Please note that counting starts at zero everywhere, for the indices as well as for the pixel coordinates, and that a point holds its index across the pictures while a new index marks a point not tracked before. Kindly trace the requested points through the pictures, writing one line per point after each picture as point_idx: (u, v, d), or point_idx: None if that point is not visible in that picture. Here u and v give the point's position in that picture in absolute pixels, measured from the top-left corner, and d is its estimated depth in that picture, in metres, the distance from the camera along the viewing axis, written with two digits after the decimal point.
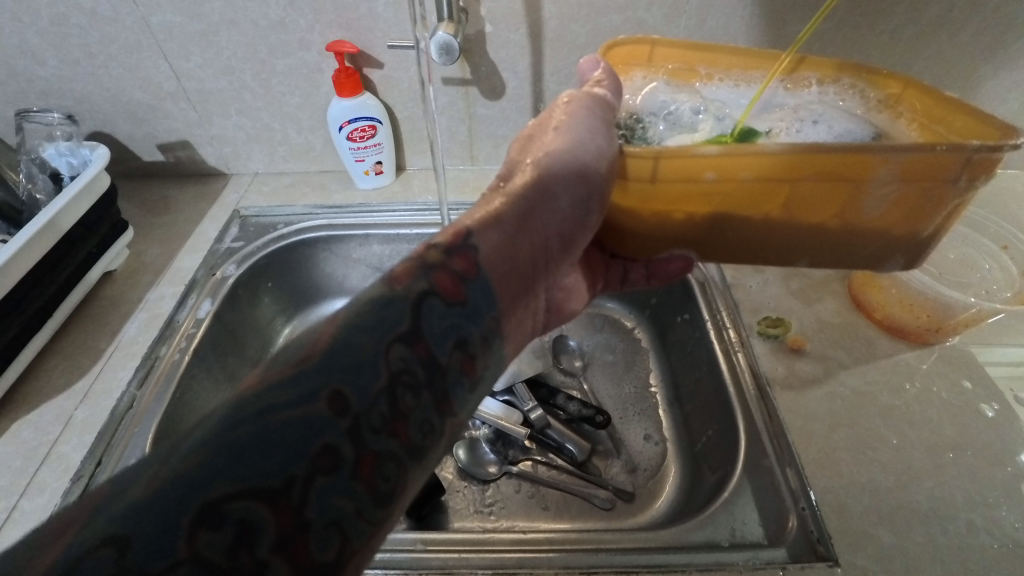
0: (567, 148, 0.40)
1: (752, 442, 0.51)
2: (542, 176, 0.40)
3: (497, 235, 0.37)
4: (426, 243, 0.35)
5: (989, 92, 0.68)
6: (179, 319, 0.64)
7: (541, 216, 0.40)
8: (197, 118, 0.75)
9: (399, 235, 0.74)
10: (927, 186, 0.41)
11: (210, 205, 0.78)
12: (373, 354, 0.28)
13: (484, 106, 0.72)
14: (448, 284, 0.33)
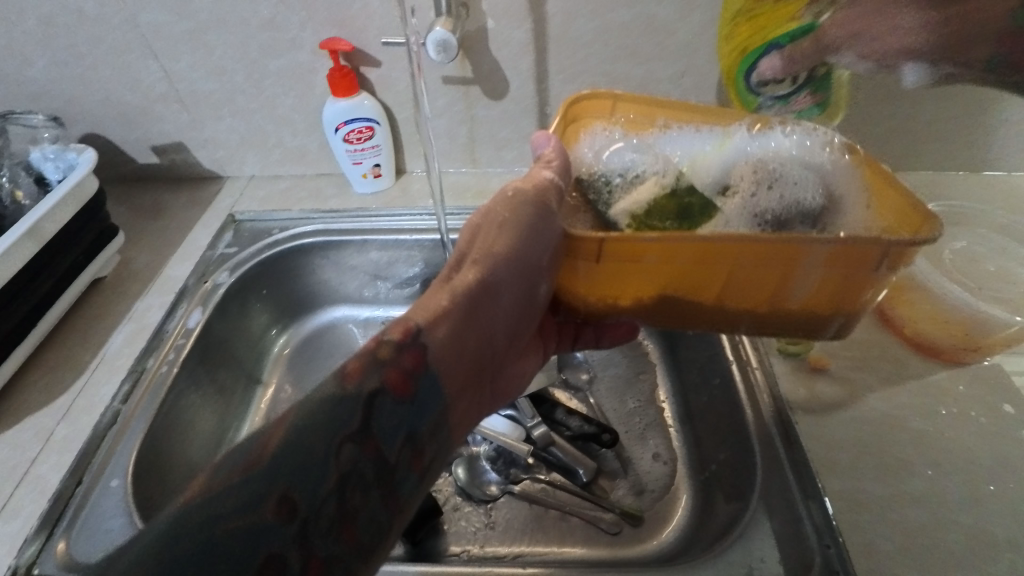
0: (508, 240, 0.41)
1: (772, 472, 0.48)
2: (487, 265, 0.41)
3: (446, 326, 0.38)
4: (379, 337, 0.36)
5: None
6: (167, 330, 0.61)
7: (489, 304, 0.41)
8: (190, 121, 0.73)
9: (397, 241, 0.71)
10: (852, 275, 0.39)
11: (203, 211, 0.75)
12: (323, 458, 0.31)
13: (485, 107, 0.69)
14: (398, 381, 0.34)
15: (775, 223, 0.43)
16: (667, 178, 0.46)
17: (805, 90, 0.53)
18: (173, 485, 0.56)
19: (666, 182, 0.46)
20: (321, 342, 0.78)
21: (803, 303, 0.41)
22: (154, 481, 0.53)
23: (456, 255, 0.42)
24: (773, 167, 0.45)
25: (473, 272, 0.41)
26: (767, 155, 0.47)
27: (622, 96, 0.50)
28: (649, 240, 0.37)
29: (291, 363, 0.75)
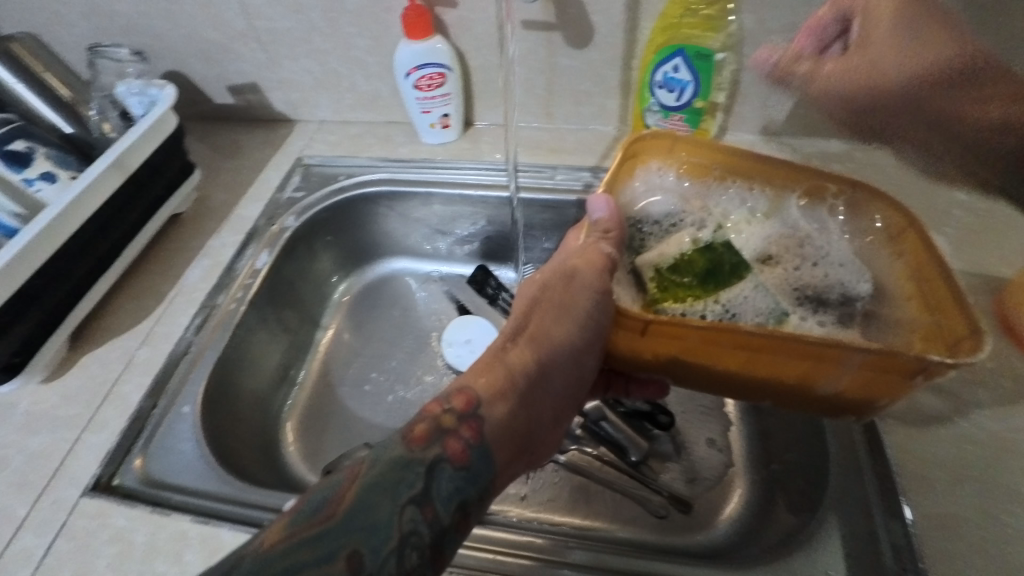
0: (566, 325, 0.42)
1: (848, 479, 0.44)
2: (542, 345, 0.42)
3: (504, 405, 0.39)
4: (441, 404, 0.38)
5: None
6: (238, 268, 0.63)
7: (545, 383, 0.42)
8: (266, 60, 0.72)
9: (463, 195, 0.69)
10: (888, 382, 0.35)
11: (275, 153, 0.76)
12: (389, 516, 0.32)
13: (567, 56, 0.64)
14: (457, 448, 0.36)
15: (815, 300, 0.41)
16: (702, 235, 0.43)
17: (681, 113, 0.60)
18: (239, 416, 0.59)
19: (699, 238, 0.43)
20: (380, 293, 0.78)
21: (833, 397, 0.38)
22: (222, 413, 0.56)
23: (514, 325, 0.44)
24: (820, 245, 0.44)
25: (528, 351, 0.42)
26: (812, 231, 0.44)
27: (684, 138, 0.44)
28: (695, 329, 0.35)
29: (351, 309, 0.77)
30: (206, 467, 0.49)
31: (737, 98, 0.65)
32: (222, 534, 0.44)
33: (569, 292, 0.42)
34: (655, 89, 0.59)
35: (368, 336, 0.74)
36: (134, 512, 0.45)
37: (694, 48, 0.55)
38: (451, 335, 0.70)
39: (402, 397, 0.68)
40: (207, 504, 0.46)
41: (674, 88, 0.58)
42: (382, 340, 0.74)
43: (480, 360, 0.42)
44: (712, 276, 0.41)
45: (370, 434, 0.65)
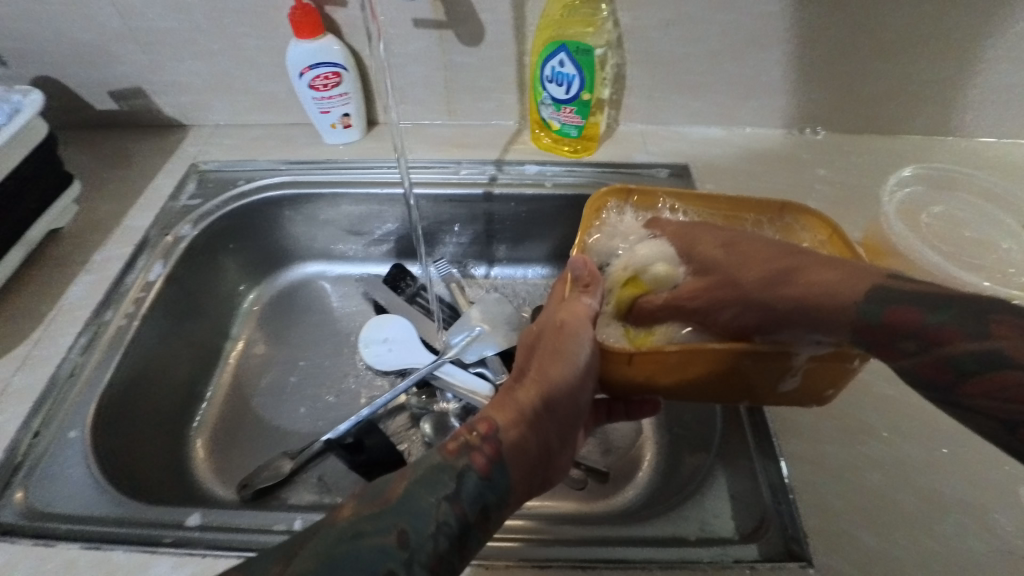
0: (569, 364, 0.40)
1: (732, 431, 0.49)
2: (550, 378, 0.39)
3: (524, 431, 0.37)
4: (466, 427, 0.37)
5: (1011, 42, 0.62)
6: (127, 282, 0.60)
7: (560, 413, 0.39)
8: (150, 63, 0.69)
9: (369, 194, 0.69)
10: (844, 370, 0.41)
11: (167, 159, 0.72)
12: (428, 505, 0.32)
13: (461, 53, 0.65)
14: (483, 462, 0.35)
15: None
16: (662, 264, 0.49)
17: (572, 104, 0.63)
18: (140, 438, 0.56)
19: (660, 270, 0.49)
20: (293, 299, 0.76)
21: (795, 392, 0.44)
22: (119, 435, 0.53)
23: (520, 365, 0.42)
24: None
25: (537, 383, 0.40)
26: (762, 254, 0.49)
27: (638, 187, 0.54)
28: (675, 352, 0.40)
29: (263, 318, 0.74)
30: (100, 493, 0.46)
31: (625, 90, 0.69)
32: (117, 557, 0.41)
33: (572, 329, 0.42)
34: (546, 83, 0.62)
35: (283, 343, 0.72)
36: (15, 548, 0.42)
37: (574, 44, 0.58)
38: (369, 335, 0.70)
39: (321, 402, 0.67)
40: (100, 530, 0.43)
41: (562, 82, 0.61)
42: (299, 347, 0.72)
43: (493, 398, 0.40)
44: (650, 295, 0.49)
45: (289, 443, 0.63)
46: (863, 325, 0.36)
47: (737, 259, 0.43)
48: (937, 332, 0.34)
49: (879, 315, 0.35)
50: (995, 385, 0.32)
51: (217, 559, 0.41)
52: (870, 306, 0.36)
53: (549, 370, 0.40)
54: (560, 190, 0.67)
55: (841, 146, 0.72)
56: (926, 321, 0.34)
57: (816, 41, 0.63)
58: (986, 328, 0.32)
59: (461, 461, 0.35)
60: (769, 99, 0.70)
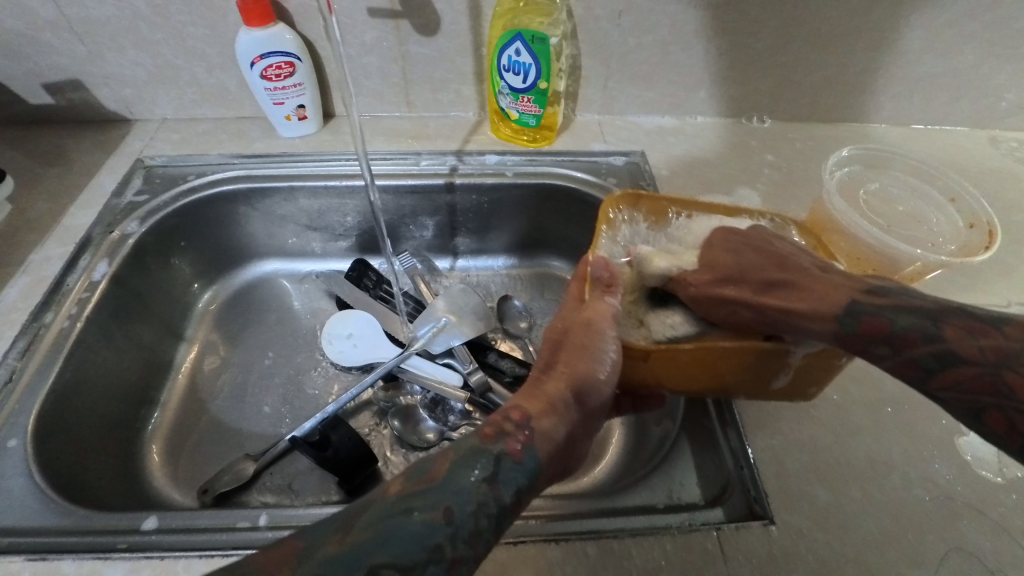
0: (594, 358, 0.41)
1: (694, 403, 0.51)
2: (577, 370, 0.40)
3: (556, 420, 0.37)
4: (500, 413, 0.37)
5: (929, 35, 0.67)
6: (69, 282, 0.57)
7: (586, 405, 0.40)
8: (86, 53, 0.65)
9: (327, 187, 0.68)
10: (827, 366, 0.43)
11: (109, 155, 0.69)
12: (468, 484, 0.31)
13: (418, 44, 0.65)
14: (517, 447, 0.34)
15: None
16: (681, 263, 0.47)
17: (529, 94, 0.64)
18: (87, 445, 0.53)
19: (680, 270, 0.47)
20: (251, 299, 0.74)
21: (783, 391, 0.46)
22: (64, 442, 0.50)
23: (545, 360, 0.43)
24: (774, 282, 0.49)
25: (564, 374, 0.40)
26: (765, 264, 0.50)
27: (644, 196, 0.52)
28: (688, 350, 0.41)
29: (219, 318, 0.72)
30: (44, 502, 0.43)
31: (581, 81, 0.71)
32: (66, 567, 0.39)
33: (597, 326, 0.43)
34: (503, 73, 0.63)
35: (241, 343, 0.70)
36: None
37: (529, 33, 0.59)
38: (332, 332, 0.68)
39: (284, 401, 0.65)
40: (45, 540, 0.40)
41: (519, 71, 0.62)
42: (259, 347, 0.70)
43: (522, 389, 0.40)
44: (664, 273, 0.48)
45: (251, 444, 0.61)
46: (836, 330, 0.36)
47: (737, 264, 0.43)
48: (902, 337, 0.33)
49: (850, 321, 0.35)
50: (954, 384, 0.31)
51: (178, 560, 0.39)
52: (847, 316, 0.35)
53: (574, 362, 0.41)
54: (521, 179, 0.68)
55: (785, 133, 0.76)
56: (893, 328, 0.33)
57: (758, 32, 0.66)
58: (941, 330, 0.32)
59: (498, 446, 0.34)
60: (716, 89, 0.73)
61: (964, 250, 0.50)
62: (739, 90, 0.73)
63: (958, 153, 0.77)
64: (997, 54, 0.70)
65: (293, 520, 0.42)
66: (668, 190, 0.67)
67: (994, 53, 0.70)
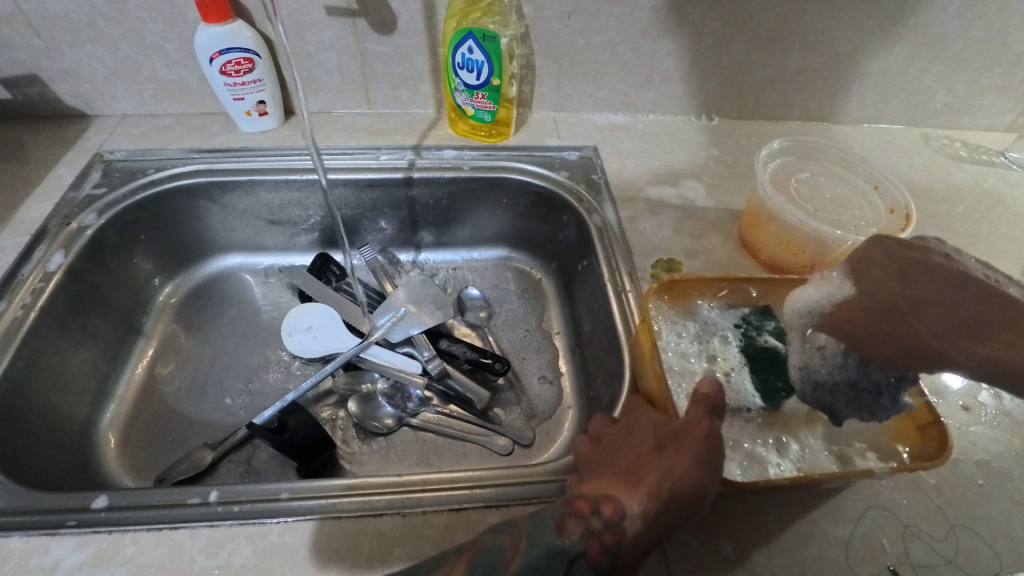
0: (702, 469, 0.36)
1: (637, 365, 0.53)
2: (680, 476, 0.36)
3: (650, 524, 0.35)
4: (590, 504, 0.36)
5: (858, 36, 0.72)
6: (23, 273, 0.57)
7: (690, 513, 0.36)
8: (45, 48, 0.66)
9: (288, 180, 0.69)
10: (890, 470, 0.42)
11: (67, 149, 0.69)
12: None
13: (375, 42, 0.67)
14: (598, 551, 0.34)
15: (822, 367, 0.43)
16: (772, 337, 0.51)
17: (483, 90, 0.67)
18: (40, 435, 0.53)
19: (769, 342, 0.50)
20: (212, 292, 0.75)
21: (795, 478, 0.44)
22: (13, 430, 0.50)
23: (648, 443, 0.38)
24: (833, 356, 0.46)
25: (669, 475, 0.36)
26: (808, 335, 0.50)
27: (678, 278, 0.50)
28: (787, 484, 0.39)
29: (181, 310, 0.72)
30: None
31: (535, 80, 0.74)
32: (11, 544, 0.39)
33: (715, 446, 0.37)
34: (457, 70, 0.65)
35: (201, 337, 0.70)
36: None
37: (480, 31, 0.61)
38: (292, 325, 0.69)
39: (246, 390, 0.66)
40: None
41: (472, 68, 0.64)
42: (218, 340, 0.70)
43: (618, 467, 0.38)
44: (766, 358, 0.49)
45: (210, 433, 0.62)
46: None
47: (934, 292, 0.35)
48: None
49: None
50: None
51: (126, 534, 0.40)
52: None
53: (687, 475, 0.36)
54: (478, 172, 0.70)
55: (731, 130, 0.80)
56: None
57: (700, 34, 0.70)
58: None
59: (578, 546, 0.34)
60: (664, 88, 0.77)
61: (882, 232, 0.55)
62: (685, 89, 0.77)
63: (893, 149, 0.82)
64: (922, 56, 0.75)
65: (243, 494, 0.42)
66: (618, 183, 0.70)
67: (920, 56, 0.75)
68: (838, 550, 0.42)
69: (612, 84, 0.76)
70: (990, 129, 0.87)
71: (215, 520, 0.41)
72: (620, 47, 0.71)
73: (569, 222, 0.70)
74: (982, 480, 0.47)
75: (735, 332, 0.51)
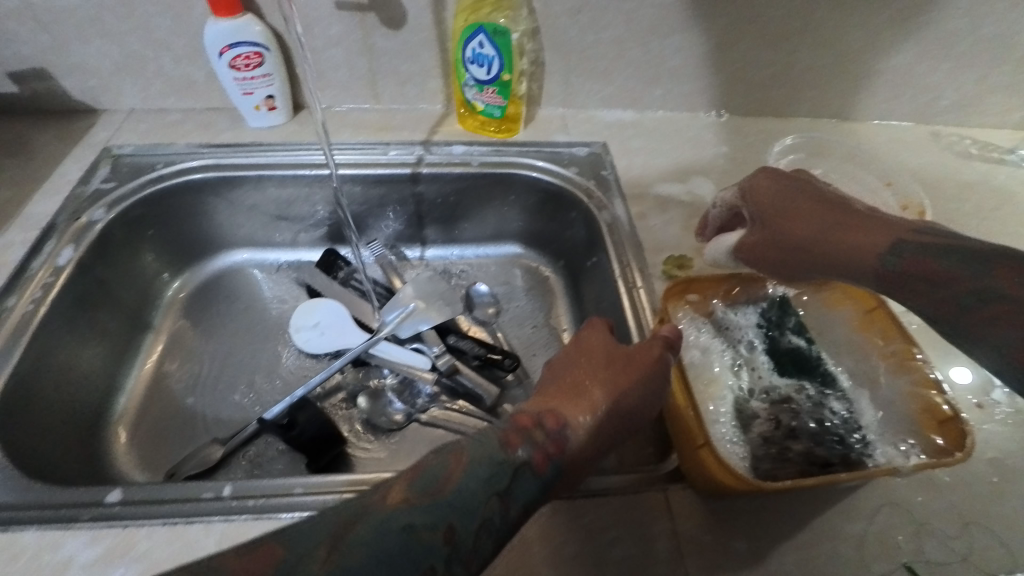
0: (641, 388, 0.42)
1: None
2: (619, 392, 0.41)
3: (590, 435, 0.40)
4: (534, 417, 0.39)
5: (868, 32, 0.72)
6: (32, 268, 0.57)
7: (624, 424, 0.41)
8: (52, 43, 0.66)
9: (296, 176, 0.69)
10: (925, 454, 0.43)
11: (75, 144, 0.69)
12: (478, 502, 0.34)
13: (383, 37, 0.67)
14: (543, 459, 0.37)
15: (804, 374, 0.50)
16: (794, 339, 0.53)
17: (493, 85, 0.66)
18: (50, 429, 0.53)
19: (791, 344, 0.52)
20: (219, 288, 0.74)
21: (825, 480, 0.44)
22: (23, 425, 0.50)
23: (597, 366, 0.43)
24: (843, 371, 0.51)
25: (611, 393, 0.41)
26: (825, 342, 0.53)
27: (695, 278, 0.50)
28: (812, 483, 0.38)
29: (188, 305, 0.72)
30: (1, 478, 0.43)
31: (543, 76, 0.74)
32: (26, 539, 0.39)
33: (658, 368, 0.43)
34: (467, 65, 0.65)
35: (208, 333, 0.70)
36: None
37: (492, 26, 0.61)
38: (299, 321, 0.69)
39: (254, 385, 0.66)
40: (4, 513, 0.41)
41: (482, 63, 0.64)
42: (225, 336, 0.70)
43: (563, 386, 0.43)
44: (788, 363, 0.51)
45: (219, 429, 0.62)
46: (963, 287, 0.36)
47: (811, 209, 0.46)
48: (944, 272, 0.37)
49: (983, 275, 0.35)
50: (956, 300, 0.36)
51: (140, 528, 0.40)
52: (891, 253, 0.40)
53: (627, 392, 0.41)
54: (486, 168, 0.70)
55: (740, 127, 0.80)
56: (938, 265, 0.38)
57: (710, 29, 0.70)
58: (992, 270, 0.35)
59: (521, 455, 0.37)
60: (673, 84, 0.76)
61: None
62: (694, 85, 0.77)
63: (902, 147, 0.82)
64: (933, 53, 0.75)
65: (256, 489, 0.42)
66: (628, 179, 0.70)
67: (930, 53, 0.75)
68: (852, 547, 0.42)
69: (620, 81, 0.75)
70: (996, 127, 0.85)
71: (229, 515, 0.41)
72: (629, 42, 0.70)
73: (577, 218, 0.69)
74: (996, 478, 0.47)
75: (759, 332, 0.52)
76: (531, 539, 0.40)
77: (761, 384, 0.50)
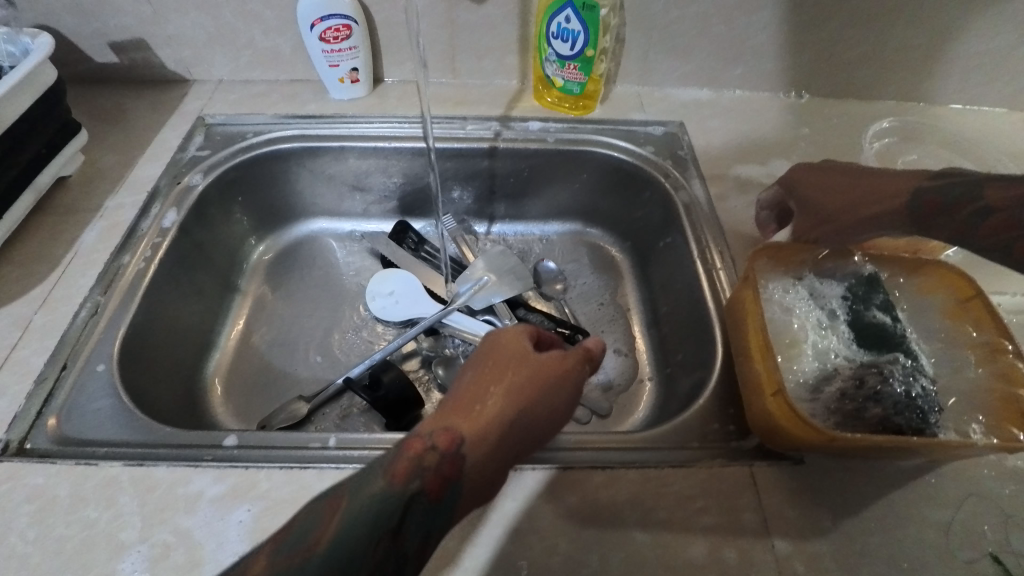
0: (546, 402, 0.40)
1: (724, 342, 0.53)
2: (522, 405, 0.38)
3: (488, 453, 0.37)
4: (423, 438, 0.36)
5: (970, 11, 0.68)
6: (142, 228, 0.61)
7: (529, 437, 0.39)
8: (152, 13, 0.68)
9: (376, 148, 0.71)
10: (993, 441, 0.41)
11: (171, 113, 0.73)
12: (363, 550, 0.32)
13: (466, 11, 0.68)
14: (435, 483, 0.35)
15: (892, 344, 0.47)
16: (882, 313, 0.48)
17: (575, 61, 0.66)
18: (159, 379, 0.57)
19: (879, 318, 0.48)
20: (298, 255, 0.78)
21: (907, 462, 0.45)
22: (140, 374, 0.54)
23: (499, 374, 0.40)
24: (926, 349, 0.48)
25: (513, 404, 0.38)
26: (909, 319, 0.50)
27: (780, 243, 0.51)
28: (877, 441, 0.38)
29: (270, 269, 0.76)
30: (129, 419, 0.47)
31: (622, 53, 0.73)
32: (159, 473, 0.43)
33: (558, 382, 0.41)
34: (551, 40, 0.65)
35: (288, 297, 0.74)
36: (54, 468, 0.43)
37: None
38: (374, 289, 0.72)
39: (333, 348, 0.69)
40: (136, 450, 0.45)
41: (567, 38, 0.64)
42: (305, 300, 0.74)
43: (457, 399, 0.39)
44: (873, 336, 0.48)
45: (303, 387, 0.66)
46: (965, 211, 0.47)
47: (843, 185, 0.54)
48: (955, 205, 0.47)
49: (978, 196, 0.46)
50: (996, 226, 0.45)
51: (259, 470, 0.43)
52: (914, 199, 0.50)
53: (530, 405, 0.39)
54: (562, 145, 0.70)
55: (822, 108, 0.78)
56: (947, 200, 0.48)
57: (800, 6, 0.67)
58: (976, 190, 0.47)
59: (411, 486, 0.34)
60: (754, 63, 0.75)
61: None
62: (776, 64, 0.75)
63: (997, 133, 0.77)
64: None
65: (359, 442, 0.45)
66: (705, 159, 0.69)
67: None
68: (939, 533, 0.42)
69: (699, 59, 0.74)
70: None
71: (337, 463, 0.44)
72: (713, 18, 0.69)
73: (649, 197, 0.70)
74: None
75: (840, 304, 0.50)
76: (620, 503, 0.42)
77: (840, 352, 0.48)
